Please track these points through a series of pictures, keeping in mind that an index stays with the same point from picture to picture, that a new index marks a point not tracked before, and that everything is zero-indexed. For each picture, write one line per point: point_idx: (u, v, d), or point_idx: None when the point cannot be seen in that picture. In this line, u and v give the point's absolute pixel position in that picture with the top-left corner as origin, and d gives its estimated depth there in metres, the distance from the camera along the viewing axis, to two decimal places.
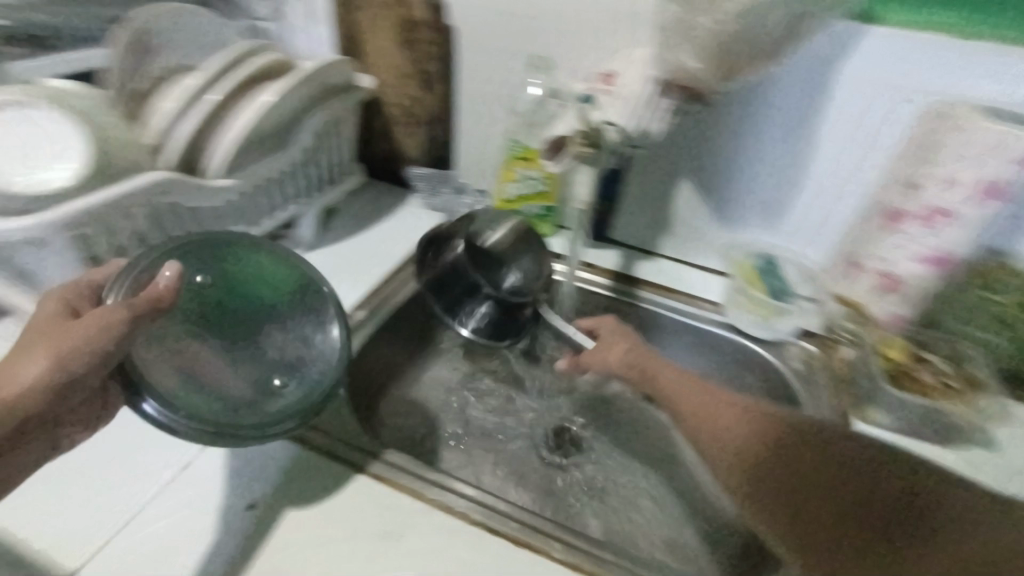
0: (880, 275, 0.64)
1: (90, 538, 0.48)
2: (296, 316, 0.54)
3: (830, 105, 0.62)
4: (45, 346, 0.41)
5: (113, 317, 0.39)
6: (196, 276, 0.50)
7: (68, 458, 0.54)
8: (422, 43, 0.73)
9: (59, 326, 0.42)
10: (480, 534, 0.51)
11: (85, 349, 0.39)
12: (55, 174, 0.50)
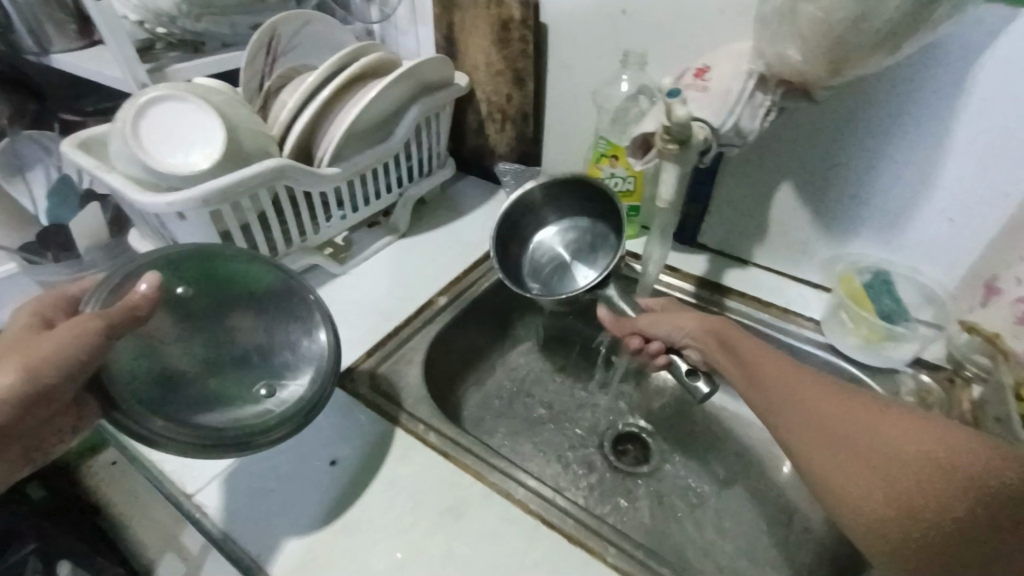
0: (1019, 302, 0.54)
1: (206, 469, 0.56)
2: (284, 323, 0.56)
3: (964, 106, 0.53)
4: (15, 357, 0.39)
5: (90, 324, 0.40)
6: (178, 287, 0.50)
7: None
8: (513, 41, 0.74)
9: (28, 340, 0.41)
10: (536, 525, 0.52)
11: (52, 358, 0.39)
12: (198, 159, 0.57)
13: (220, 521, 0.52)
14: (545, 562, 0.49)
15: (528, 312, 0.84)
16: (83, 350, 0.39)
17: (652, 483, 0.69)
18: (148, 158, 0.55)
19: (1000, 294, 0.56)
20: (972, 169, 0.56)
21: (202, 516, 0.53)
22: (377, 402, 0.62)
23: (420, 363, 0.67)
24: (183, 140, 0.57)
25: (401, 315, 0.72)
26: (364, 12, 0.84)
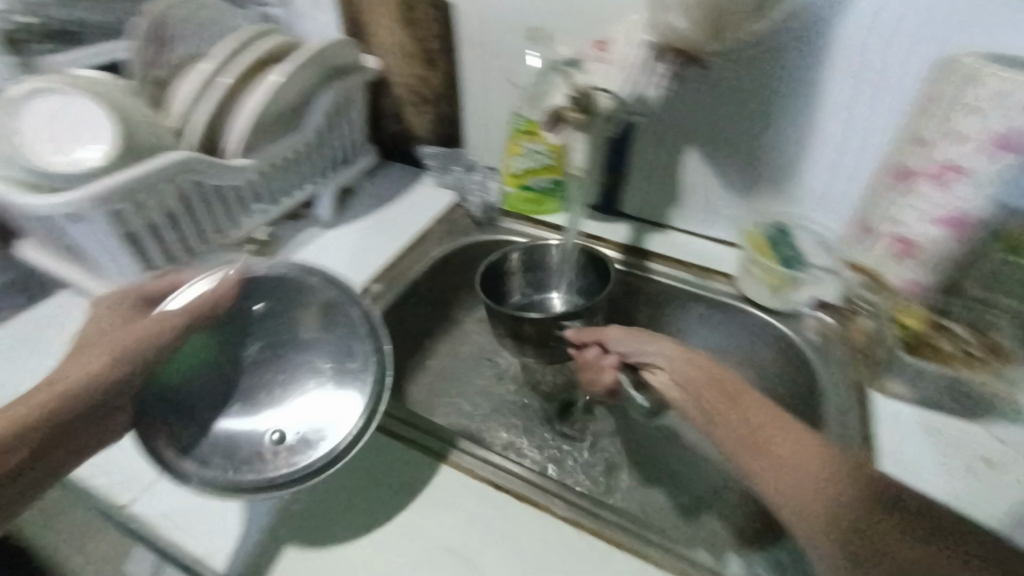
0: (894, 240, 0.60)
1: (142, 477, 0.52)
2: (334, 344, 0.52)
3: (831, 62, 0.60)
4: (105, 347, 0.45)
5: (174, 316, 0.47)
6: (254, 304, 0.53)
7: None
8: (422, 21, 0.75)
9: (120, 332, 0.46)
10: (485, 490, 0.51)
11: (172, 313, 0.48)
12: (88, 154, 0.53)
13: (162, 530, 0.48)
14: (496, 528, 0.48)
15: (465, 293, 0.84)
16: (198, 307, 0.48)
17: (603, 445, 0.69)
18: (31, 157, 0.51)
19: (875, 232, 0.63)
20: (848, 122, 0.63)
21: (140, 527, 0.48)
22: None
23: None
24: (67, 135, 0.53)
25: None
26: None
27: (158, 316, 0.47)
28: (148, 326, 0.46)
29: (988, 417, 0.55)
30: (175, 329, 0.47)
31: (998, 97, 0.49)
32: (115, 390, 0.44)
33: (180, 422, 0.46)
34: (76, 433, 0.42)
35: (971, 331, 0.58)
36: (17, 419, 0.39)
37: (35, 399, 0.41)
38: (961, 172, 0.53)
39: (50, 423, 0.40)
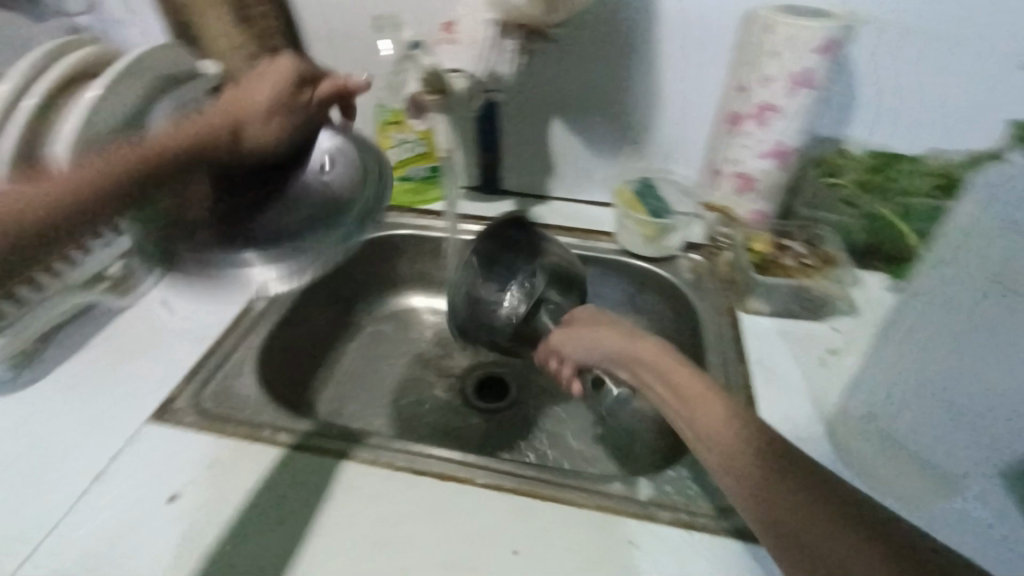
0: (737, 177, 0.68)
1: (14, 552, 0.45)
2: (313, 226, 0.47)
3: (660, 23, 0.66)
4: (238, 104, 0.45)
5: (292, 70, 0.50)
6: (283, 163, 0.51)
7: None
8: (260, 18, 0.71)
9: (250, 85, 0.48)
10: (407, 477, 0.50)
11: (208, 115, 0.43)
12: None
13: None
14: (422, 512, 0.47)
15: (364, 296, 0.83)
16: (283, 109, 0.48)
17: (523, 411, 0.73)
18: None
19: (722, 173, 0.70)
20: (684, 77, 0.69)
21: None
22: (215, 425, 0.54)
23: (251, 372, 0.60)
24: None
25: (216, 328, 0.64)
26: None
27: (229, 103, 0.45)
28: (221, 118, 0.44)
29: (832, 315, 0.64)
30: (246, 142, 0.45)
31: (791, 42, 0.57)
32: (182, 167, 0.40)
33: (254, 227, 0.46)
34: (128, 193, 0.37)
35: (808, 246, 0.67)
36: (70, 184, 0.34)
37: (79, 172, 0.35)
38: (775, 110, 0.62)
39: (136, 179, 0.37)
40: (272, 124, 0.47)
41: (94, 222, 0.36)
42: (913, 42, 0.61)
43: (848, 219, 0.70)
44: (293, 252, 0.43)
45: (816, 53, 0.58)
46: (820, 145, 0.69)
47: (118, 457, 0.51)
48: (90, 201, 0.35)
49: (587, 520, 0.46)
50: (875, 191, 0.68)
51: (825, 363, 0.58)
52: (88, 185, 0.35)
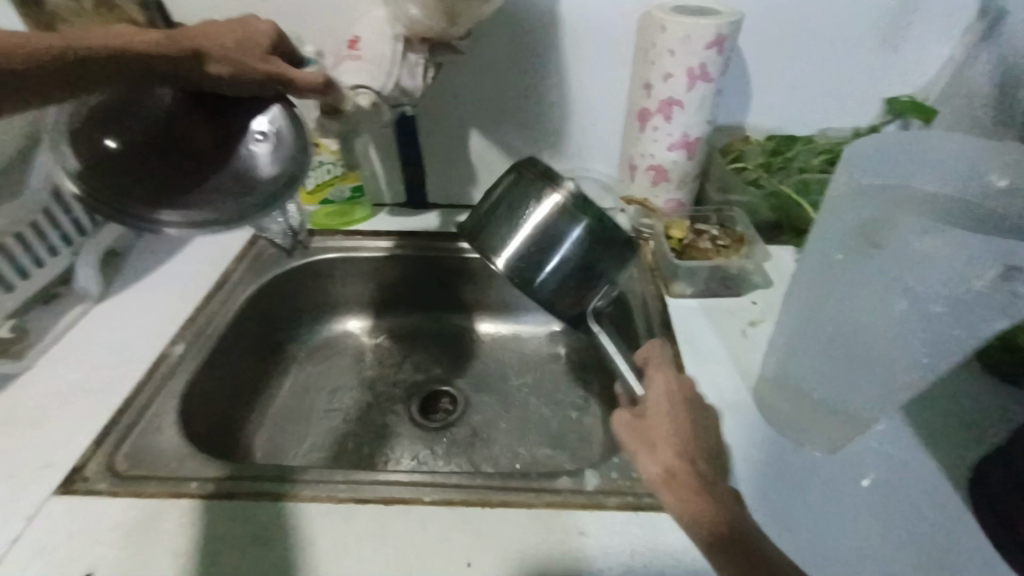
0: (651, 169, 0.71)
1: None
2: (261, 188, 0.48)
3: (564, 29, 0.68)
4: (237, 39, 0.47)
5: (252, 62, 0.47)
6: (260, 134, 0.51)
7: None
8: None
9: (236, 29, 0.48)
10: (351, 508, 0.48)
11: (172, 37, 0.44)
12: None
13: None
14: (368, 545, 0.45)
15: (296, 326, 0.81)
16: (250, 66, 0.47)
17: (469, 421, 0.72)
18: None
19: (637, 167, 0.72)
20: (592, 78, 0.72)
21: None
22: (135, 483, 0.50)
23: (173, 423, 0.56)
24: None
25: (130, 380, 0.60)
26: None
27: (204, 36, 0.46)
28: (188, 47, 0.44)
29: (750, 289, 0.68)
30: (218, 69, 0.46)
31: (683, 40, 0.61)
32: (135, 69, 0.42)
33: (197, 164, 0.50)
34: (57, 67, 0.39)
35: (721, 228, 0.71)
36: (33, 45, 0.38)
37: (49, 39, 0.38)
38: (678, 104, 0.65)
39: (83, 60, 0.39)
40: (223, 71, 0.46)
41: (35, 79, 0.38)
42: (789, 33, 0.67)
43: (752, 196, 0.71)
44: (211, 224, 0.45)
45: (707, 48, 0.61)
46: (724, 132, 0.75)
47: (22, 537, 0.46)
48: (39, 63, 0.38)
49: (537, 519, 0.46)
50: (777, 170, 0.71)
51: (746, 335, 0.62)
52: (38, 57, 0.38)
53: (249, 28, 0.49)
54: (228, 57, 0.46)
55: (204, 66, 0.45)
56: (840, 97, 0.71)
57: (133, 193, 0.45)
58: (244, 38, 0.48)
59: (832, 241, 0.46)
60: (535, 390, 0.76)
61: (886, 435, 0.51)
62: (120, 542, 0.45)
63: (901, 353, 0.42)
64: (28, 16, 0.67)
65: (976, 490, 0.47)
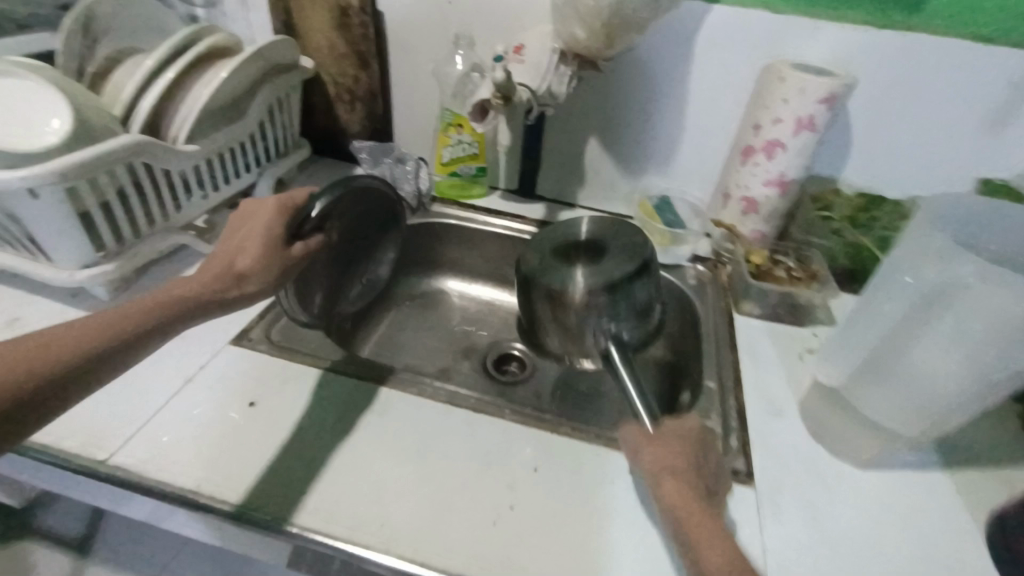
0: (744, 200, 0.79)
1: (111, 437, 0.53)
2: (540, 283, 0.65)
3: (693, 67, 0.78)
4: (243, 245, 0.53)
5: (201, 291, 0.49)
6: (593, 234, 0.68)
7: None
8: (353, 27, 0.87)
9: (227, 258, 0.52)
10: (447, 408, 0.59)
11: (204, 282, 0.49)
12: (49, 128, 0.58)
13: (148, 472, 0.51)
14: (456, 436, 0.56)
15: (403, 274, 0.95)
16: (271, 251, 0.53)
17: (535, 384, 0.83)
18: None
19: (732, 196, 0.81)
20: (708, 113, 0.81)
21: (117, 476, 0.50)
22: (283, 351, 0.64)
23: (314, 317, 0.71)
24: (19, 113, 0.58)
25: None
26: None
27: (231, 254, 0.52)
28: (276, 263, 0.54)
29: (814, 322, 0.74)
30: (246, 291, 0.51)
31: (800, 92, 0.69)
32: (151, 330, 0.44)
33: (232, 299, 0.51)
34: (74, 379, 0.40)
35: (798, 263, 0.78)
36: (41, 366, 0.38)
37: (46, 359, 0.39)
38: (782, 147, 0.74)
39: (72, 372, 0.40)
40: (249, 287, 0.52)
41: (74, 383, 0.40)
42: (898, 102, 0.74)
43: (832, 242, 0.79)
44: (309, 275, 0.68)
45: (819, 103, 0.69)
46: (816, 181, 0.81)
47: (205, 367, 0.61)
48: (52, 374, 0.39)
49: (595, 453, 0.56)
50: (861, 226, 0.78)
51: (803, 359, 0.68)
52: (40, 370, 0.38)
53: (239, 258, 0.52)
54: (262, 287, 0.52)
55: (242, 288, 0.51)
56: (935, 171, 0.77)
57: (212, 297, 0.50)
58: (280, 214, 0.56)
59: (906, 264, 0.53)
60: (596, 373, 0.85)
61: (919, 464, 0.57)
62: (275, 386, 0.60)
63: (941, 376, 0.50)
64: None
65: (998, 537, 0.51)
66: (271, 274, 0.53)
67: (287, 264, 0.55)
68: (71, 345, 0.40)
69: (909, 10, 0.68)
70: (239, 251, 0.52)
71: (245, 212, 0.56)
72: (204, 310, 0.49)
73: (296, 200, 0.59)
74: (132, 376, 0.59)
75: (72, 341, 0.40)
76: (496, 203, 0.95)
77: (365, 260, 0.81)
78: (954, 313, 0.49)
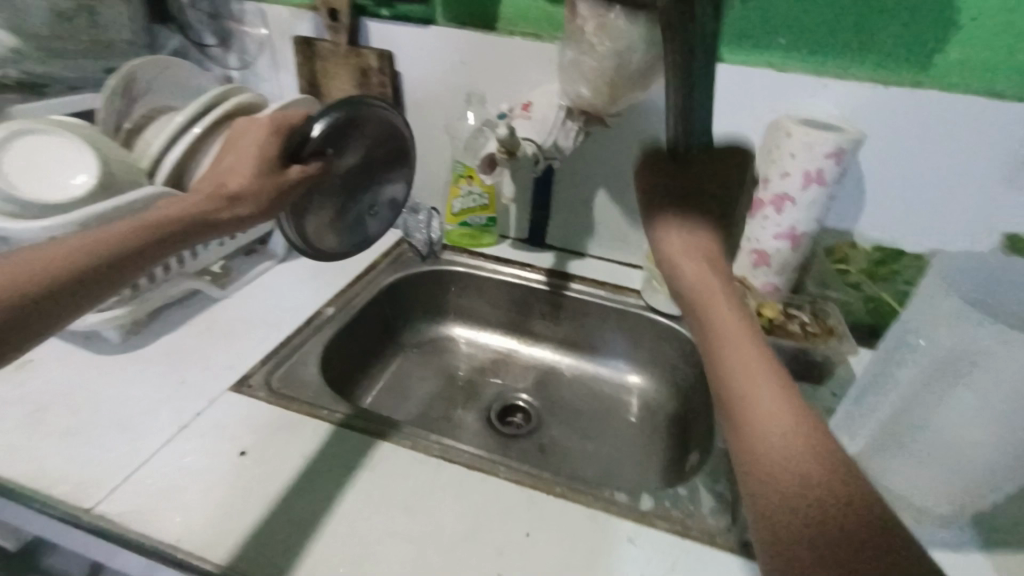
0: (754, 253, 0.78)
1: (100, 484, 0.53)
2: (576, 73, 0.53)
3: None
4: (232, 166, 0.56)
5: (196, 208, 0.52)
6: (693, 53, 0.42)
7: (99, 418, 0.60)
8: (373, 86, 0.91)
9: (220, 178, 0.55)
10: (440, 463, 0.57)
11: (192, 199, 0.52)
12: (76, 182, 0.63)
13: (130, 523, 0.50)
14: (446, 494, 0.54)
15: (412, 321, 0.94)
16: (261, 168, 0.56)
17: (540, 437, 0.80)
18: (17, 189, 0.59)
19: (742, 248, 0.79)
20: None
21: (99, 527, 0.50)
22: (281, 399, 0.64)
23: (316, 363, 0.71)
24: (50, 167, 0.62)
25: (291, 326, 0.76)
26: (224, 61, 1.00)
27: (224, 177, 0.55)
28: (268, 186, 0.56)
29: (833, 382, 0.70)
30: (237, 212, 0.54)
31: (806, 147, 0.69)
32: (147, 241, 0.48)
33: (229, 218, 0.54)
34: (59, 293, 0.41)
35: (813, 317, 0.75)
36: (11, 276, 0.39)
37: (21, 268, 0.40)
38: (790, 200, 0.73)
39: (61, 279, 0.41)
40: (244, 208, 0.54)
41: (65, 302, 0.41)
42: (913, 157, 0.72)
43: (852, 296, 0.79)
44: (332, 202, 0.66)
45: (826, 157, 0.69)
46: (829, 234, 0.79)
47: (201, 415, 0.61)
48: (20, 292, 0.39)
49: (591, 519, 0.53)
50: (881, 280, 0.78)
51: (821, 422, 0.64)
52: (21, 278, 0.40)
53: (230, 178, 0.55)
54: (257, 199, 0.55)
55: (233, 209, 0.54)
56: (958, 227, 0.74)
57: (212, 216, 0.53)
58: (272, 135, 0.57)
59: (920, 325, 0.50)
60: (604, 428, 0.82)
61: (953, 547, 0.52)
62: (268, 436, 0.59)
63: (966, 447, 0.46)
64: (298, 54, 0.92)
65: None
66: (263, 195, 0.55)
67: (280, 185, 0.56)
68: (58, 253, 0.42)
69: (918, 67, 0.68)
70: (231, 174, 0.55)
71: (232, 139, 0.59)
72: (205, 226, 0.52)
73: (291, 122, 0.59)
74: (129, 421, 0.60)
75: (62, 250, 0.42)
76: (506, 252, 0.95)
77: (373, 184, 0.70)
78: (976, 381, 0.46)
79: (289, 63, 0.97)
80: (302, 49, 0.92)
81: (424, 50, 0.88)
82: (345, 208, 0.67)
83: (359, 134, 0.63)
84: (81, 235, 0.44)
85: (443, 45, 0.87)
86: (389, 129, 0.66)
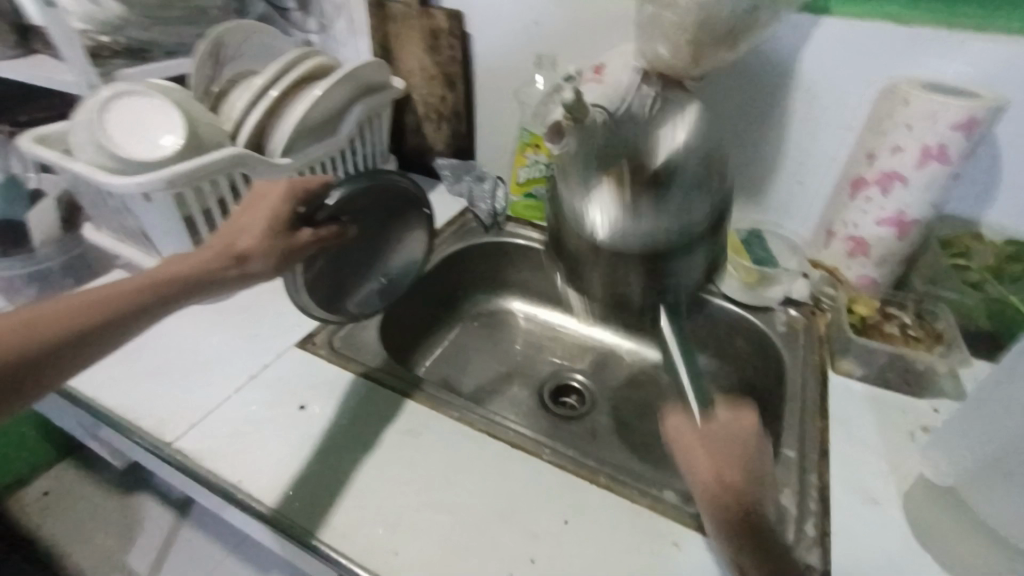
0: (850, 240, 0.69)
1: (177, 423, 0.58)
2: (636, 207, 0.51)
3: (798, 88, 0.70)
4: (248, 221, 0.56)
5: (205, 267, 0.52)
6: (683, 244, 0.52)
7: (182, 362, 0.65)
8: (443, 48, 0.89)
9: (234, 233, 0.55)
10: (483, 437, 0.57)
11: (204, 255, 0.53)
12: (164, 141, 0.67)
13: (200, 461, 0.54)
14: (487, 469, 0.54)
15: (471, 292, 0.94)
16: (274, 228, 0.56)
17: (591, 421, 0.78)
18: (113, 146, 0.64)
19: (835, 234, 0.71)
20: (815, 138, 0.72)
21: (178, 460, 0.54)
22: (340, 359, 0.66)
23: (376, 327, 0.72)
24: (141, 128, 0.66)
25: None
26: (305, 25, 1.03)
27: (236, 235, 0.55)
28: (279, 247, 0.56)
29: (930, 392, 0.62)
30: (246, 270, 0.54)
31: (926, 117, 0.58)
32: (154, 304, 0.49)
33: (235, 275, 0.54)
34: (62, 355, 0.43)
35: (917, 320, 0.66)
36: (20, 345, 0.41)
37: (33, 332, 0.42)
38: (900, 180, 0.62)
39: (67, 345, 0.43)
40: (254, 269, 0.54)
41: (62, 365, 0.43)
42: None
43: (969, 298, 0.66)
44: (347, 280, 0.67)
45: (954, 129, 0.57)
46: (947, 222, 0.68)
47: (267, 366, 0.65)
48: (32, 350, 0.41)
49: (635, 513, 0.50)
50: (1012, 280, 0.64)
51: (914, 438, 0.57)
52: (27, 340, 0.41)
53: (243, 236, 0.55)
54: (266, 258, 0.55)
55: (242, 268, 0.54)
56: None
57: (222, 277, 0.53)
58: (287, 199, 0.57)
59: None
60: (661, 417, 0.78)
61: None
62: (325, 393, 0.61)
63: None
64: (372, 16, 0.92)
65: None
66: (273, 255, 0.55)
67: (290, 248, 0.56)
68: (63, 320, 0.43)
69: None
70: (242, 233, 0.55)
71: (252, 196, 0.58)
72: (209, 286, 0.53)
73: (309, 185, 0.59)
74: (205, 368, 0.64)
75: (68, 311, 0.44)
76: None
77: (382, 254, 0.70)
78: None
79: (364, 26, 0.97)
80: (375, 11, 0.91)
81: (495, 8, 0.84)
82: (349, 280, 0.67)
83: (375, 202, 0.64)
84: (96, 291, 0.46)
85: (516, 3, 0.82)
86: (409, 195, 0.66)
